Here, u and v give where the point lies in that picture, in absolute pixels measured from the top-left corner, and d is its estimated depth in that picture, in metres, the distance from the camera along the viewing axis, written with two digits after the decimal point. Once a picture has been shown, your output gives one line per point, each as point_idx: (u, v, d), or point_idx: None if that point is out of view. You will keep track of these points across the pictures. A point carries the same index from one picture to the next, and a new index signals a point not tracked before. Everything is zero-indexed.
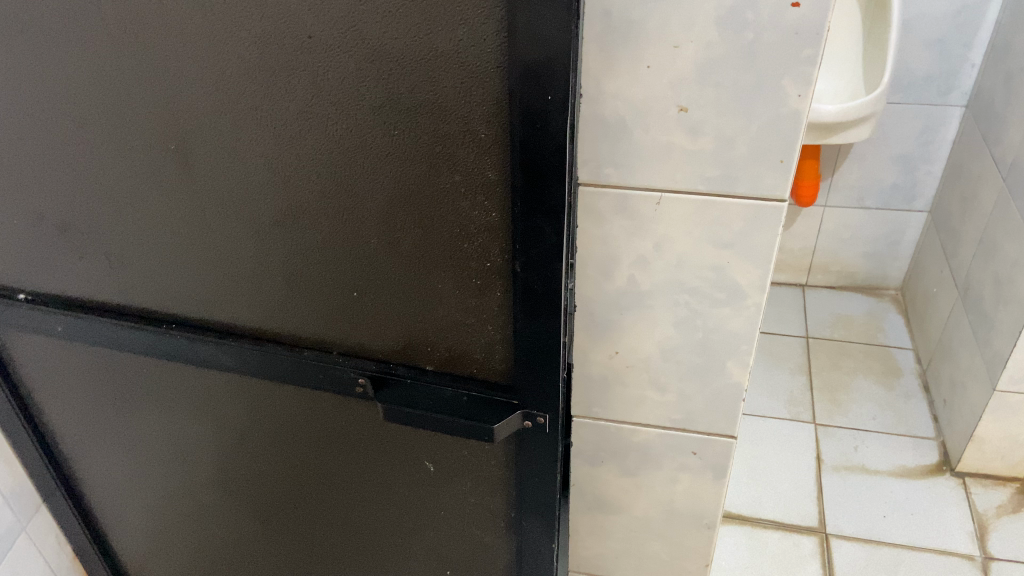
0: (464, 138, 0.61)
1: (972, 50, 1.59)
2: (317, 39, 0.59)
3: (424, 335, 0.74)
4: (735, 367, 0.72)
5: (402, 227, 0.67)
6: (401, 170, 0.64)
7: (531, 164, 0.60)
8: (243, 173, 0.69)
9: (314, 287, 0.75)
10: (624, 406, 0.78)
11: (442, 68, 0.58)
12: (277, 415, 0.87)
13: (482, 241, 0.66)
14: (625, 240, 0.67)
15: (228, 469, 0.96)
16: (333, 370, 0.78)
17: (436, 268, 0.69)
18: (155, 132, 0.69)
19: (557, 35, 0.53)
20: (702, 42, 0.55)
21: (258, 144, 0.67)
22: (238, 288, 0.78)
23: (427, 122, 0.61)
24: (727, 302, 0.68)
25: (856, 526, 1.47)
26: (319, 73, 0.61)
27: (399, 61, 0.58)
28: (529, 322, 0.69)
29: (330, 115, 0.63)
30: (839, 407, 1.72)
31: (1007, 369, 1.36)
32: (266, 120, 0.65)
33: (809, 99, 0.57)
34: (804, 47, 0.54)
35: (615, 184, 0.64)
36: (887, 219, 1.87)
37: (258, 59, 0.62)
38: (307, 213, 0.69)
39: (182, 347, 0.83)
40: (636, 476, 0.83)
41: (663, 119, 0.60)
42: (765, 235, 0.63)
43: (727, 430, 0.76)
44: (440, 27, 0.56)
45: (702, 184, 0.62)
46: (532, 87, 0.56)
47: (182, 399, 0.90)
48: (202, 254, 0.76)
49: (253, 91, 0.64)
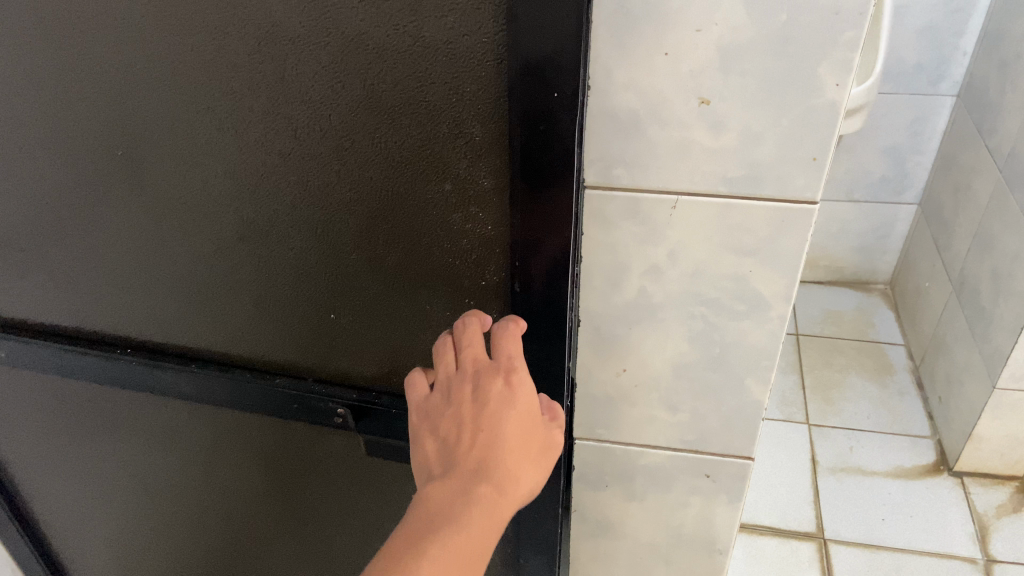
0: (456, 141, 0.53)
1: (963, 38, 1.54)
2: (284, 29, 0.51)
3: (412, 357, 0.67)
4: (754, 384, 0.65)
5: (386, 240, 0.60)
6: (383, 178, 0.57)
7: (532, 173, 0.52)
8: (202, 183, 0.61)
9: (285, 309, 0.67)
10: (632, 427, 0.71)
11: (430, 61, 0.50)
12: (248, 446, 0.79)
13: (475, 256, 0.60)
14: (636, 247, 0.60)
15: (195, 503, 0.87)
16: (308, 399, 0.70)
17: (425, 284, 0.62)
18: (101, 135, 0.61)
19: (563, 22, 0.45)
20: (729, 24, 0.49)
21: (219, 149, 0.59)
22: (200, 309, 0.70)
23: (413, 123, 0.53)
24: (749, 314, 0.61)
25: (855, 530, 1.42)
26: (287, 68, 0.53)
27: (380, 54, 0.51)
28: (530, 347, 0.61)
29: (301, 117, 0.55)
30: (833, 406, 1.67)
31: (1008, 366, 1.31)
32: (228, 122, 0.57)
33: (847, 89, 0.50)
34: (847, 28, 0.48)
35: (626, 187, 0.57)
36: (876, 212, 1.83)
37: (218, 52, 0.54)
38: (277, 227, 0.62)
39: (137, 376, 0.75)
40: (643, 501, 0.76)
41: (682, 113, 0.53)
42: (793, 240, 0.57)
43: (744, 451, 0.70)
44: (427, 14, 0.48)
45: (724, 186, 0.55)
46: (534, 84, 0.48)
47: (141, 427, 0.82)
48: (160, 272, 0.68)
49: (211, 89, 0.56)
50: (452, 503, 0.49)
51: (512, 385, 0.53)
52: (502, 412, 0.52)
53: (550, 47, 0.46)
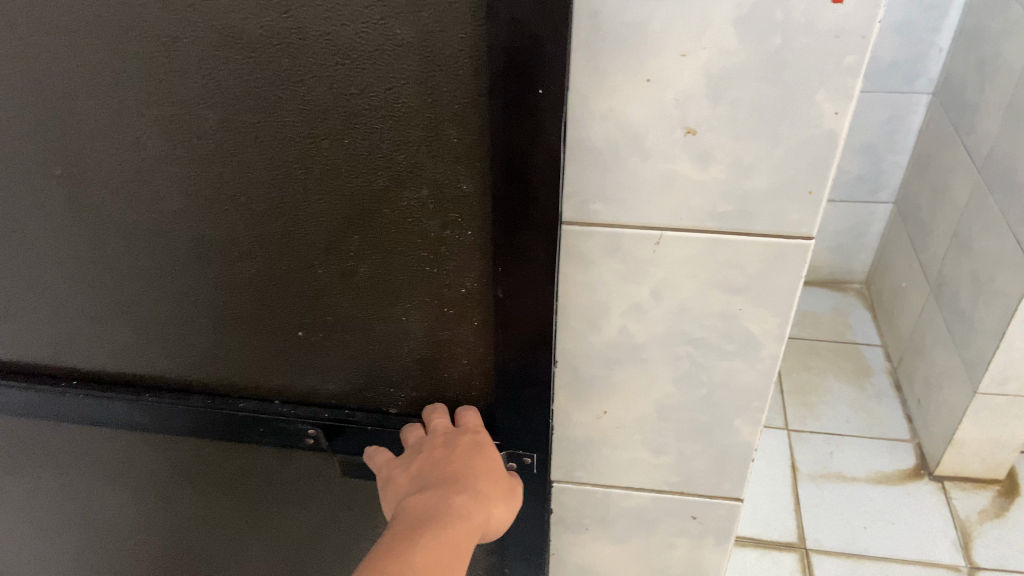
0: (431, 143, 0.48)
1: (939, 35, 1.51)
2: (236, 27, 0.45)
3: (387, 374, 0.62)
4: (744, 425, 0.61)
5: (357, 253, 0.54)
6: (353, 187, 0.51)
7: (517, 175, 0.47)
8: (148, 200, 0.54)
9: (248, 329, 0.61)
10: (614, 470, 0.66)
11: (400, 56, 0.45)
12: (210, 475, 0.73)
13: (455, 268, 0.54)
14: (616, 286, 0.55)
15: (156, 543, 0.81)
16: (276, 422, 0.64)
17: (400, 299, 0.56)
18: (30, 156, 0.54)
19: (550, 4, 0.40)
20: (717, 48, 0.44)
21: (163, 164, 0.52)
22: (152, 334, 0.63)
23: (383, 125, 0.48)
24: (738, 354, 0.57)
25: (837, 539, 1.39)
26: (240, 70, 0.47)
27: (347, 52, 0.45)
28: (517, 357, 0.56)
29: (258, 124, 0.49)
30: (812, 411, 1.65)
31: (990, 371, 1.29)
32: (173, 133, 0.50)
33: (846, 118, 0.46)
34: (847, 53, 0.43)
35: (605, 222, 0.52)
36: (852, 211, 1.81)
37: (155, 57, 0.47)
38: (235, 244, 0.55)
39: (85, 408, 0.68)
40: (626, 543, 0.72)
41: (666, 145, 0.48)
42: (786, 278, 0.52)
43: (733, 493, 0.66)
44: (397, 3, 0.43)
45: (711, 222, 0.51)
46: (517, 75, 0.43)
47: (89, 462, 0.75)
48: (105, 297, 0.62)
49: (153, 98, 0.49)
50: (434, 508, 0.51)
51: (479, 436, 0.58)
52: (471, 453, 0.57)
53: (536, 34, 0.41)
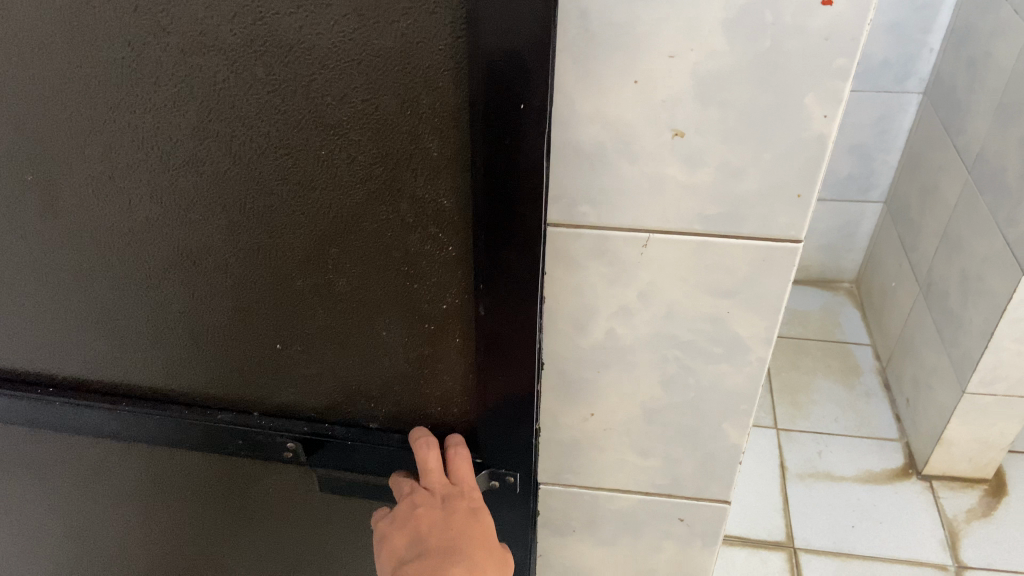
0: (411, 157, 0.47)
1: (930, 35, 1.51)
2: (210, 35, 0.44)
3: (367, 389, 0.61)
4: (732, 429, 0.61)
5: (336, 266, 0.54)
6: (331, 199, 0.50)
7: (498, 191, 0.46)
8: (122, 208, 0.53)
9: (227, 339, 0.60)
10: (601, 473, 0.66)
11: (380, 69, 0.44)
12: (189, 480, 0.72)
13: (436, 282, 0.53)
14: (604, 288, 0.54)
15: (136, 547, 0.80)
16: (255, 435, 0.63)
17: (380, 313, 0.56)
18: (3, 160, 0.53)
19: (531, 20, 0.39)
20: (706, 49, 0.43)
21: (136, 171, 0.51)
22: (129, 342, 0.62)
23: (363, 138, 0.47)
24: (726, 357, 0.57)
25: (825, 538, 1.39)
26: (214, 78, 0.46)
27: (324, 62, 0.44)
28: (499, 375, 0.55)
29: (234, 133, 0.48)
30: (801, 410, 1.65)
31: (978, 372, 1.29)
32: (148, 141, 0.49)
33: (836, 120, 0.45)
34: (838, 55, 0.43)
35: (592, 224, 0.51)
36: (843, 210, 1.81)
37: (130, 63, 0.46)
38: (212, 254, 0.55)
39: (63, 417, 0.67)
40: (613, 546, 0.72)
41: (655, 147, 0.47)
42: (775, 281, 0.52)
43: (720, 496, 0.65)
44: (374, 14, 0.42)
45: (700, 224, 0.50)
46: (499, 91, 0.42)
47: (67, 469, 0.74)
48: (81, 302, 0.61)
49: (127, 104, 0.48)
50: None
51: (474, 502, 0.58)
52: (466, 521, 0.57)
53: (517, 47, 0.40)
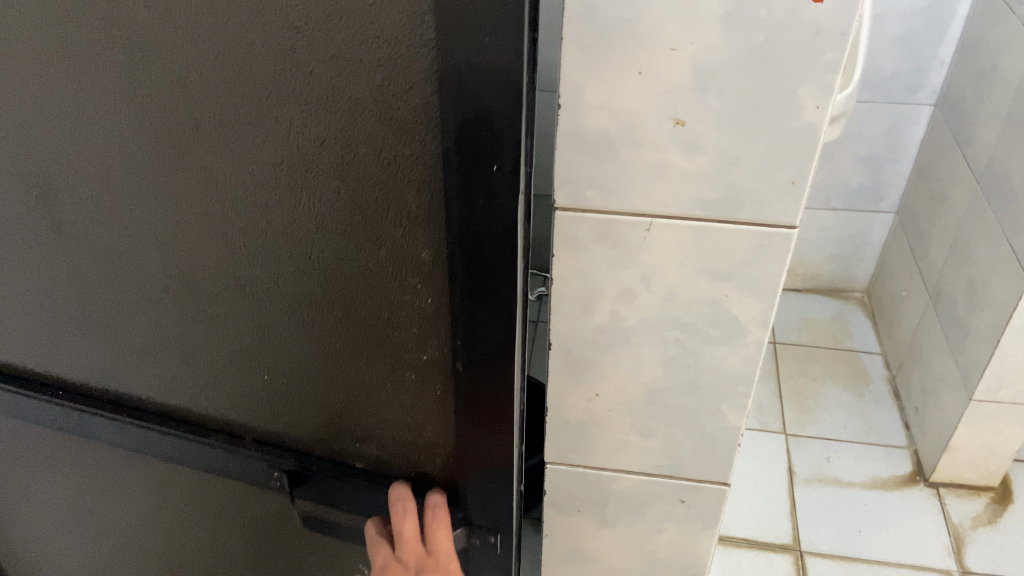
0: (390, 207, 0.50)
1: (941, 47, 1.54)
2: (201, 79, 0.48)
3: (352, 428, 0.63)
4: (730, 410, 0.64)
5: (321, 309, 0.56)
6: (313, 241, 0.53)
7: (472, 247, 0.49)
8: (125, 231, 0.57)
9: (221, 366, 0.63)
10: (605, 452, 0.69)
11: (364, 125, 0.47)
12: (191, 494, 0.75)
13: (415, 329, 0.56)
14: (608, 270, 0.57)
15: (148, 541, 0.83)
16: (246, 462, 0.66)
17: (361, 353, 0.58)
18: (25, 174, 0.57)
19: (502, 85, 0.42)
20: (704, 44, 0.47)
21: (136, 197, 0.55)
22: (134, 358, 0.66)
23: (347, 189, 0.50)
24: (724, 339, 0.59)
25: (831, 541, 1.40)
26: (205, 119, 0.49)
27: (305, 111, 0.47)
28: (478, 423, 0.58)
29: (223, 170, 0.51)
30: (810, 416, 1.66)
31: (984, 378, 1.30)
32: (146, 171, 0.53)
33: (827, 111, 0.48)
34: (828, 49, 0.46)
35: (597, 209, 0.55)
36: (854, 220, 1.83)
37: (134, 97, 0.50)
38: (205, 281, 0.58)
39: (73, 422, 0.72)
40: (616, 526, 0.74)
41: (656, 134, 0.51)
42: (770, 265, 0.55)
43: (719, 477, 0.68)
44: (353, 70, 0.45)
45: (698, 209, 0.53)
46: (473, 152, 0.45)
47: (80, 469, 0.79)
48: (95, 316, 0.65)
49: (129, 135, 0.52)
50: None
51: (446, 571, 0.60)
52: None
53: (487, 110, 0.43)
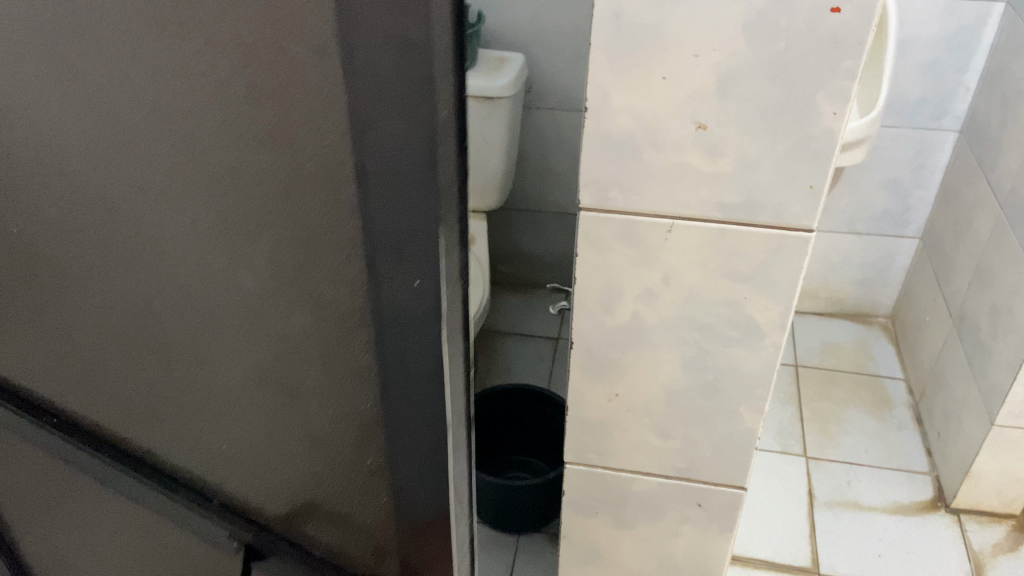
0: (306, 298, 0.44)
1: (967, 74, 1.55)
2: (99, 135, 0.42)
3: (296, 513, 0.58)
4: (748, 413, 0.65)
5: (249, 388, 0.51)
6: (231, 325, 0.48)
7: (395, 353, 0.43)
8: (63, 280, 0.54)
9: (162, 430, 0.59)
10: (624, 453, 0.70)
11: (273, 213, 0.40)
12: (157, 551, 0.72)
13: (349, 429, 0.50)
14: (630, 269, 0.59)
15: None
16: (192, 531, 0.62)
17: (296, 443, 0.53)
18: None
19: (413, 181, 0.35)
20: (726, 51, 0.49)
21: (67, 247, 0.52)
22: (86, 406, 0.63)
23: (258, 269, 0.44)
24: (742, 341, 0.61)
25: (850, 566, 1.40)
26: (111, 182, 0.45)
27: (204, 189, 0.41)
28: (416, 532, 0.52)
29: (136, 237, 0.47)
30: (831, 439, 1.66)
31: (1006, 404, 1.29)
32: (70, 226, 0.50)
33: (845, 118, 0.50)
34: (845, 58, 0.48)
35: (620, 209, 0.57)
36: (878, 245, 1.83)
37: (47, 149, 0.46)
38: (135, 346, 0.54)
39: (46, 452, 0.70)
40: (633, 528, 0.76)
41: (679, 137, 0.53)
42: (789, 268, 0.57)
43: (736, 480, 0.69)
44: (246, 148, 0.38)
45: (718, 211, 0.55)
46: (389, 252, 0.38)
47: (60, 497, 0.77)
48: (53, 359, 0.62)
49: (48, 183, 0.48)
50: None
51: None
52: None
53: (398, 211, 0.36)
